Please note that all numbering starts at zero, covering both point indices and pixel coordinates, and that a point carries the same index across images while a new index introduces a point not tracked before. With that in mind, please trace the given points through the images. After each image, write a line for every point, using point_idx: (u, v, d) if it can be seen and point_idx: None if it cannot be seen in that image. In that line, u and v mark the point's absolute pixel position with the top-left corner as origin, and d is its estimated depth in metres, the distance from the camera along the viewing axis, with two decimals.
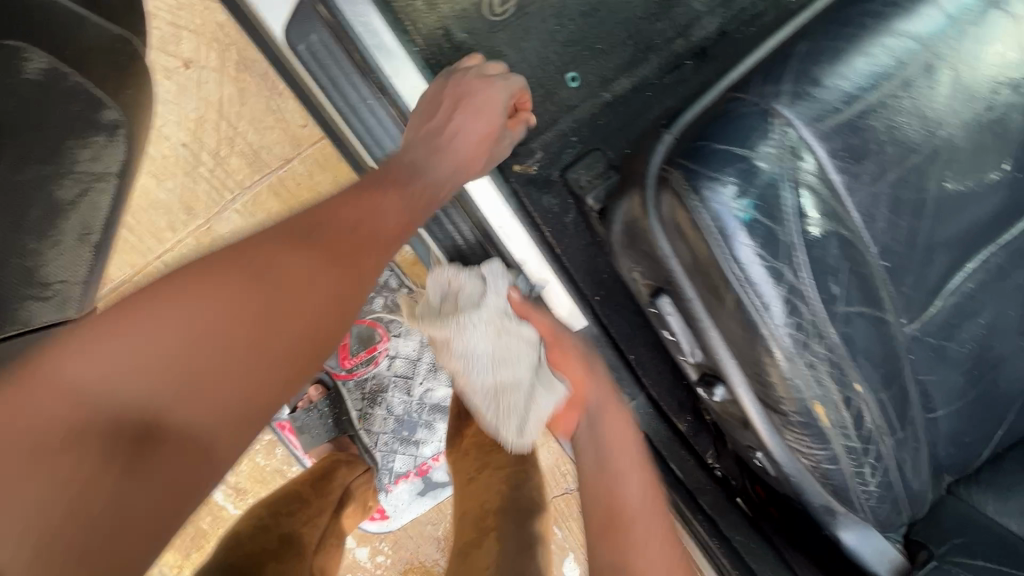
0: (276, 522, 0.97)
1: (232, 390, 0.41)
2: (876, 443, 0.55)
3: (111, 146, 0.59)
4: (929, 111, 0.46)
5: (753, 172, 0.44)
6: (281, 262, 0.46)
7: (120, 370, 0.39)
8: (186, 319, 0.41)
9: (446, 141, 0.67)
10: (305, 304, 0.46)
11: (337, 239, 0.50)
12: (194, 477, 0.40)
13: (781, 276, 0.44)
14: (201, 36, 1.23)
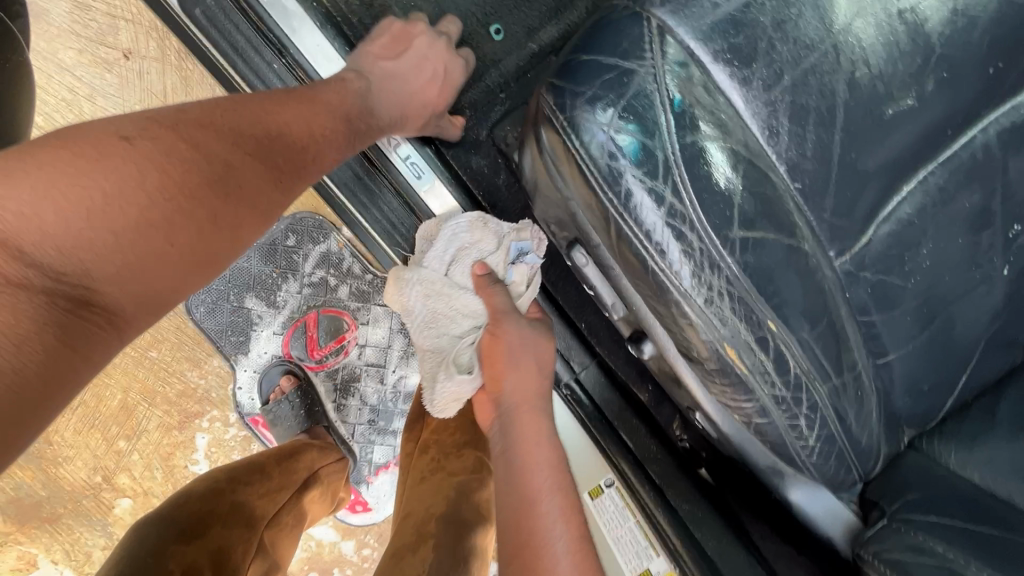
0: (234, 488, 0.93)
1: (108, 284, 0.39)
2: (809, 390, 0.50)
3: None
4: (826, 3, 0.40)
5: (624, 80, 0.38)
6: (214, 157, 0.44)
7: (63, 242, 0.37)
8: (90, 192, 0.38)
9: (393, 86, 0.66)
10: (219, 206, 0.44)
11: (250, 143, 0.47)
12: (68, 372, 0.37)
13: (662, 197, 0.39)
14: (140, 25, 1.20)
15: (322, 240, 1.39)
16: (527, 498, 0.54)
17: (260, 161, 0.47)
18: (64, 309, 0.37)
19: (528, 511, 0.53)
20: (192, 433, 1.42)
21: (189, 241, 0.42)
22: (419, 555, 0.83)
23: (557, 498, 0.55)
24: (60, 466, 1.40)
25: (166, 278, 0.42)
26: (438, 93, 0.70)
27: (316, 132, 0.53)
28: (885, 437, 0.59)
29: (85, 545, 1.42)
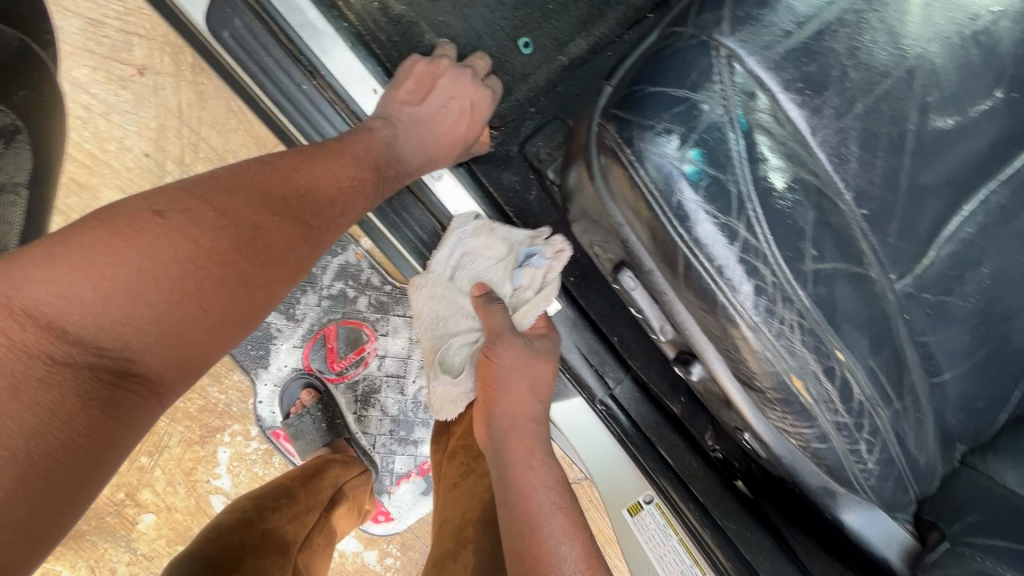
0: (262, 517, 0.94)
1: (144, 358, 0.40)
2: (870, 416, 0.49)
3: (13, 155, 0.55)
4: (898, 28, 0.39)
5: (694, 115, 0.38)
6: (242, 221, 0.45)
7: (98, 322, 0.38)
8: (114, 272, 0.39)
9: (417, 129, 0.66)
10: (249, 269, 0.44)
11: (284, 201, 0.48)
12: (119, 437, 0.39)
13: (734, 233, 0.38)
14: (153, 41, 1.19)
15: (340, 252, 1.38)
16: (528, 512, 0.58)
17: (286, 216, 0.48)
18: (103, 382, 0.38)
19: (530, 526, 0.57)
20: (213, 448, 1.42)
21: (221, 307, 0.43)
22: (460, 562, 0.82)
23: (551, 509, 0.58)
24: None
25: (205, 345, 0.43)
26: (464, 129, 0.71)
27: (341, 184, 0.54)
28: (939, 456, 0.58)
29: (110, 561, 1.42)
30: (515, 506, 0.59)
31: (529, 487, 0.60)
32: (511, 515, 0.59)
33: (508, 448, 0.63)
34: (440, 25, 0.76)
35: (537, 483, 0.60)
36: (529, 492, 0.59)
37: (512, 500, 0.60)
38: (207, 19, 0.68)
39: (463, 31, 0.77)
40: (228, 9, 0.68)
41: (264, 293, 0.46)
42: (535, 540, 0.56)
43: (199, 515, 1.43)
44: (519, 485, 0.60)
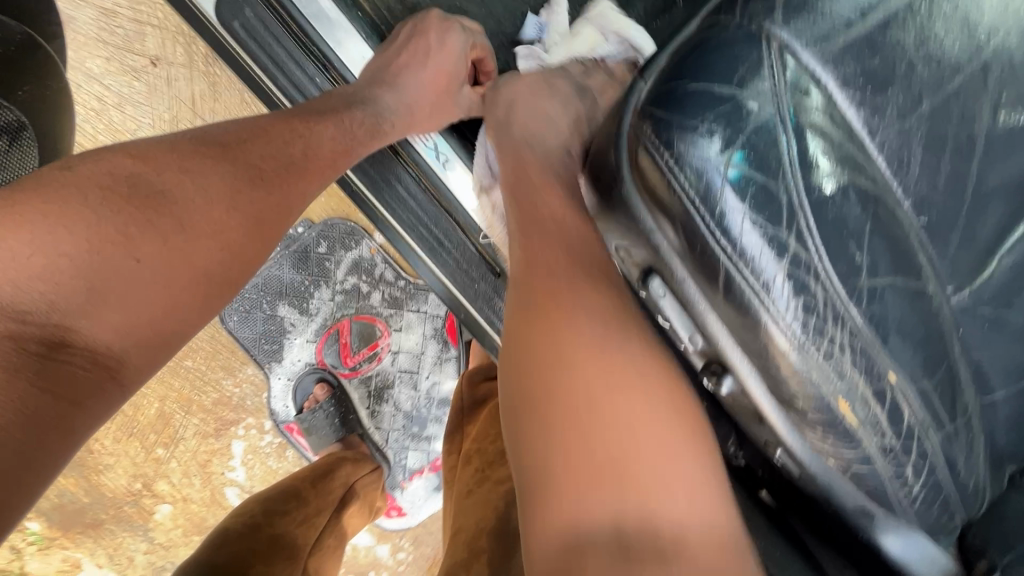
0: (271, 522, 0.92)
1: (84, 323, 0.38)
2: (919, 438, 0.45)
3: (21, 152, 0.52)
4: (972, 18, 0.35)
5: (742, 115, 0.35)
6: (176, 177, 0.43)
7: (38, 281, 0.36)
8: (66, 227, 0.38)
9: (396, 82, 0.62)
10: (194, 219, 0.42)
11: (264, 162, 0.48)
12: (69, 418, 0.36)
13: (784, 246, 0.35)
14: (166, 30, 1.17)
15: (353, 247, 1.36)
16: (591, 421, 0.40)
17: (235, 165, 0.46)
18: (39, 357, 0.35)
19: (598, 443, 0.39)
20: (228, 440, 1.42)
21: (165, 260, 0.41)
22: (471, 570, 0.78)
23: (640, 408, 0.41)
24: (101, 473, 1.40)
25: (165, 303, 0.41)
26: (448, 82, 0.66)
27: (310, 147, 0.52)
28: (988, 479, 0.54)
29: (127, 549, 1.43)
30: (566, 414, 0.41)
31: (595, 389, 0.42)
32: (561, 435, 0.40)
33: (548, 349, 0.44)
34: (459, 13, 0.72)
35: (612, 379, 0.42)
36: (594, 394, 0.41)
37: (556, 413, 0.41)
38: (218, 8, 0.66)
39: (483, 19, 0.73)
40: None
41: (221, 244, 0.44)
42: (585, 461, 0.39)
43: (214, 507, 1.44)
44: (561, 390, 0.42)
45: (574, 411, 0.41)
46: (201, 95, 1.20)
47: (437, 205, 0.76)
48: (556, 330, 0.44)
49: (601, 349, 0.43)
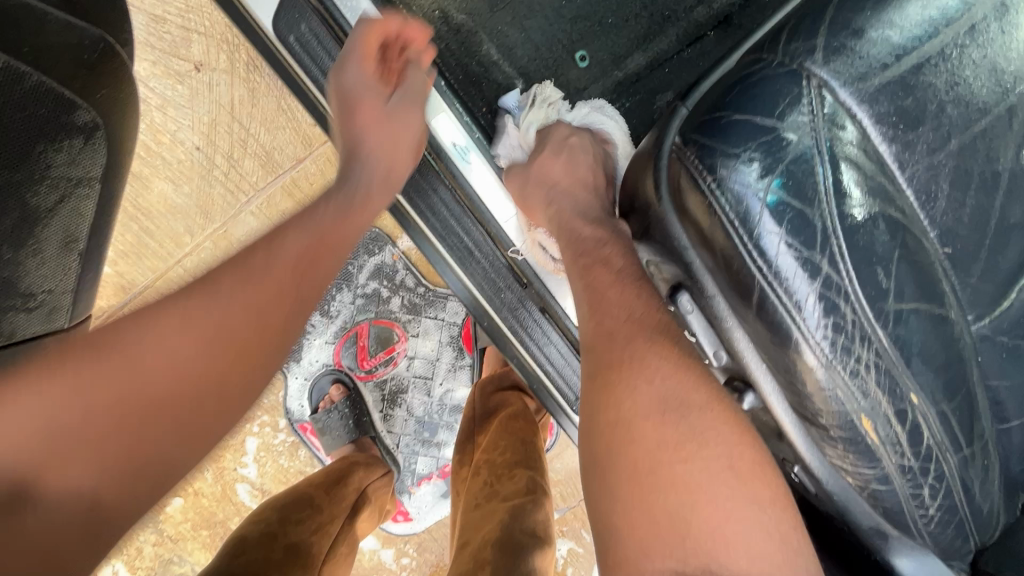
0: (285, 530, 0.94)
1: (68, 478, 0.41)
2: (937, 459, 0.47)
3: (90, 149, 0.55)
4: (999, 65, 0.38)
5: (781, 145, 0.37)
6: (130, 342, 0.44)
7: (55, 415, 0.41)
8: (75, 389, 0.42)
9: (369, 122, 0.65)
10: (232, 337, 0.46)
11: (301, 258, 0.52)
12: (153, 478, 0.44)
13: (818, 269, 0.38)
14: (211, 37, 1.23)
15: (377, 252, 1.39)
16: (660, 490, 0.46)
17: (194, 333, 0.45)
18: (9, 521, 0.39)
19: (668, 509, 0.45)
20: (242, 436, 1.45)
21: (192, 360, 0.44)
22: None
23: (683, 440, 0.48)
24: None
25: (215, 403, 0.46)
26: (408, 128, 0.66)
27: (339, 226, 0.56)
28: (1003, 505, 0.55)
29: (136, 540, 1.45)
30: (641, 484, 0.46)
31: (661, 463, 0.46)
32: (641, 500, 0.46)
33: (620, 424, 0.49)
34: (500, 35, 0.76)
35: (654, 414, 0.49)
36: (666, 472, 0.46)
37: (635, 483, 0.46)
38: (275, 22, 0.70)
39: (521, 42, 0.77)
40: (296, 14, 0.69)
41: (245, 316, 0.47)
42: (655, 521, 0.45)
43: (224, 503, 1.46)
44: (634, 466, 0.47)
45: (645, 482, 0.46)
46: (240, 100, 1.26)
47: (470, 217, 0.78)
48: (623, 406, 0.49)
49: (670, 427, 0.48)
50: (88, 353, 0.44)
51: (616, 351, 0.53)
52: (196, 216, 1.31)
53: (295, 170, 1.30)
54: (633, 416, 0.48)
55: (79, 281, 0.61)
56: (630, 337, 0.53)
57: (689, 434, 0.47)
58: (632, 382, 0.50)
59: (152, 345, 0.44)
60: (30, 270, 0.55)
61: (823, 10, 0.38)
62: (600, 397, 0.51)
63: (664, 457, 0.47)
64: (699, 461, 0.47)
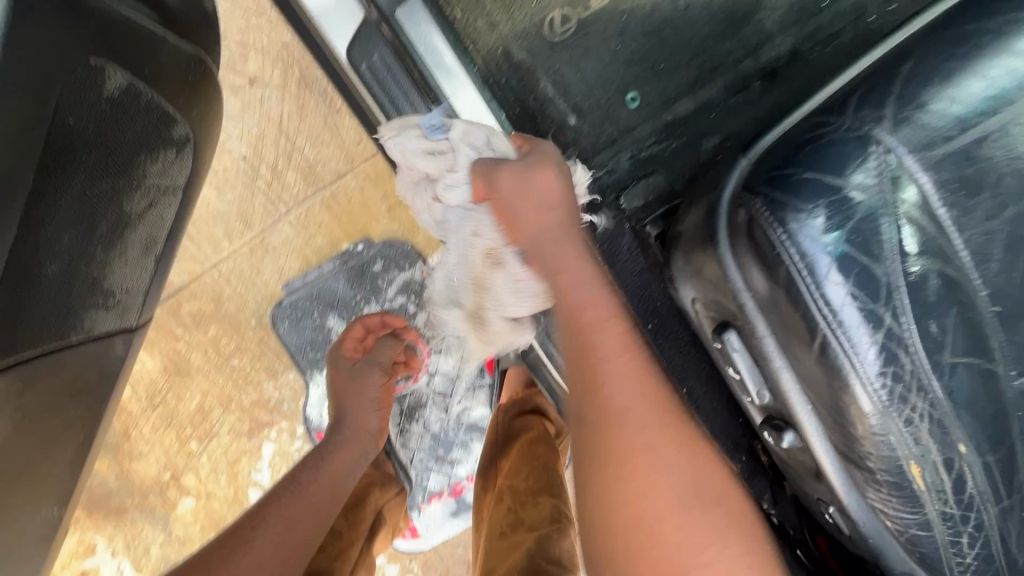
0: (305, 565, 0.96)
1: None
2: (977, 510, 0.48)
3: (180, 160, 0.59)
4: None
5: (847, 203, 0.41)
6: (258, 533, 0.76)
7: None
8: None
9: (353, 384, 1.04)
10: (303, 513, 0.82)
11: (330, 505, 0.88)
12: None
13: (880, 320, 0.40)
14: (267, 54, 1.28)
15: (407, 268, 1.41)
16: (648, 540, 0.45)
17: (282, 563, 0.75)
18: None
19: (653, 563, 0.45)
20: (259, 441, 1.46)
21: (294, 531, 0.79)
22: None
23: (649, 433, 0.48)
24: (134, 460, 1.44)
25: (304, 533, 0.80)
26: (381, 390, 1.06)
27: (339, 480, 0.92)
28: None
29: (144, 539, 1.46)
30: (632, 534, 0.46)
31: (652, 518, 0.46)
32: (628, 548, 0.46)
33: (616, 469, 0.47)
34: (557, 75, 0.80)
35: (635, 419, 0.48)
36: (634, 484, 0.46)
37: (624, 534, 0.46)
38: (348, 50, 0.74)
39: (576, 80, 0.81)
40: (370, 43, 0.73)
41: (324, 504, 0.86)
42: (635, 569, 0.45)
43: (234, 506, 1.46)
44: (622, 516, 0.46)
45: (637, 537, 0.46)
46: (289, 115, 1.31)
47: None
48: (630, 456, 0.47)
49: (669, 481, 0.47)
50: (226, 551, 0.72)
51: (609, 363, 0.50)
52: (236, 223, 1.35)
53: (335, 185, 1.34)
54: (636, 454, 0.47)
55: (151, 279, 0.66)
56: (633, 383, 0.49)
57: (682, 489, 0.47)
58: (634, 429, 0.47)
59: (256, 558, 0.73)
60: (115, 272, 0.58)
61: (891, 82, 0.42)
62: (602, 442, 0.48)
63: (652, 509, 0.46)
64: (686, 514, 0.46)
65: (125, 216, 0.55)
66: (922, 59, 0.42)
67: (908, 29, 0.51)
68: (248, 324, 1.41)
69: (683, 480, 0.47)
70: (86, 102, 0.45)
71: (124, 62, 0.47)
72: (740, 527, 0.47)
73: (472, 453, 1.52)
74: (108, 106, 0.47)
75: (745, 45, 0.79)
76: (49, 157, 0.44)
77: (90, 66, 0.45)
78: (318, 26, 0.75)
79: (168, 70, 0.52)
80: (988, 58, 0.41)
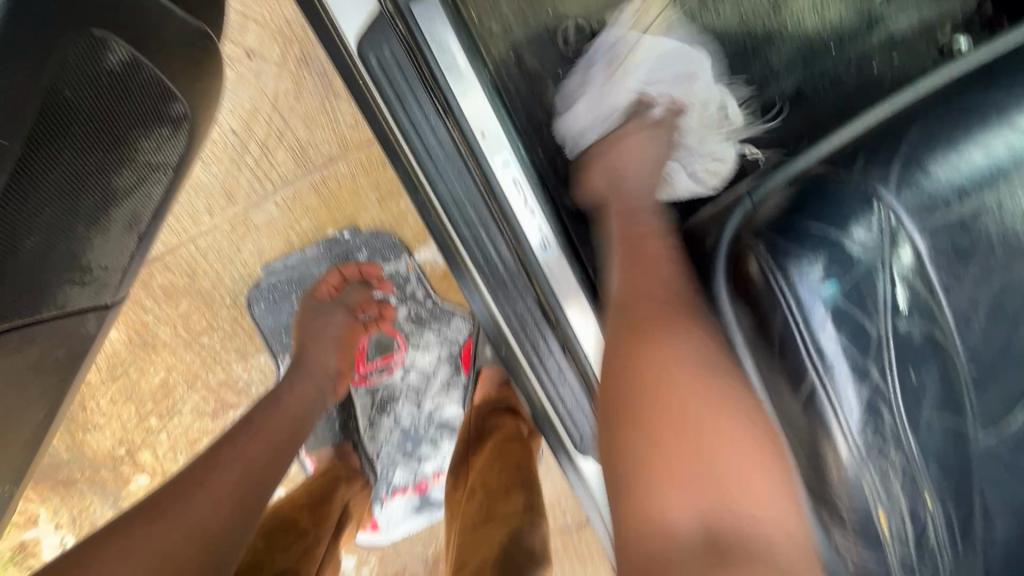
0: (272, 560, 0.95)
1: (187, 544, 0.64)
2: (936, 561, 0.50)
3: (174, 138, 0.56)
4: None
5: (846, 256, 0.42)
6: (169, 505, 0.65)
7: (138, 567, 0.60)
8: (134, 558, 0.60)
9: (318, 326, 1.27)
10: (236, 466, 0.72)
11: (278, 438, 0.80)
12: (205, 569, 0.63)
13: (867, 374, 0.42)
14: (268, 28, 1.23)
15: (393, 260, 1.38)
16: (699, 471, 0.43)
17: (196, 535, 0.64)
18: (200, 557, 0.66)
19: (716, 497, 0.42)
20: (221, 423, 1.42)
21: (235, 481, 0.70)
22: None
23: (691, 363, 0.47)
24: (88, 432, 1.39)
25: (260, 480, 0.73)
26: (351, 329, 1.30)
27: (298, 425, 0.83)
28: None
29: (91, 514, 1.40)
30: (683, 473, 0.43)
31: (682, 420, 0.44)
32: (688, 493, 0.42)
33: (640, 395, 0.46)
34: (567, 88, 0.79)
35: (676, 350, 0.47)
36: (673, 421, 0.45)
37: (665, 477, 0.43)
38: (359, 41, 0.73)
39: None
40: (382, 37, 0.72)
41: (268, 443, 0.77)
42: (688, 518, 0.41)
43: None
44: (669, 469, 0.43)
45: (663, 433, 0.44)
46: (284, 93, 1.27)
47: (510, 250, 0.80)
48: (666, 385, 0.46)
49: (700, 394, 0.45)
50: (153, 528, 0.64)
51: (651, 315, 0.50)
52: (218, 198, 1.31)
53: (326, 169, 1.31)
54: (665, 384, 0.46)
55: (132, 256, 0.63)
56: (660, 278, 0.53)
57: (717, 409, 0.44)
58: (667, 346, 0.47)
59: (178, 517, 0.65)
60: (95, 248, 0.55)
61: (900, 145, 0.44)
62: (646, 376, 0.47)
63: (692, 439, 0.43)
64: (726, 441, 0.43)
65: (115, 190, 0.53)
66: (928, 127, 0.44)
67: (913, 90, 0.52)
68: (222, 302, 1.37)
69: (719, 391, 0.45)
70: (86, 73, 0.44)
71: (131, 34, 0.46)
72: (769, 447, 0.44)
73: (441, 450, 1.50)
74: (110, 78, 0.46)
75: (753, 78, 0.79)
76: (43, 129, 0.42)
77: (95, 35, 0.43)
78: (329, 10, 0.74)
79: (165, 40, 0.50)
80: (987, 132, 0.44)
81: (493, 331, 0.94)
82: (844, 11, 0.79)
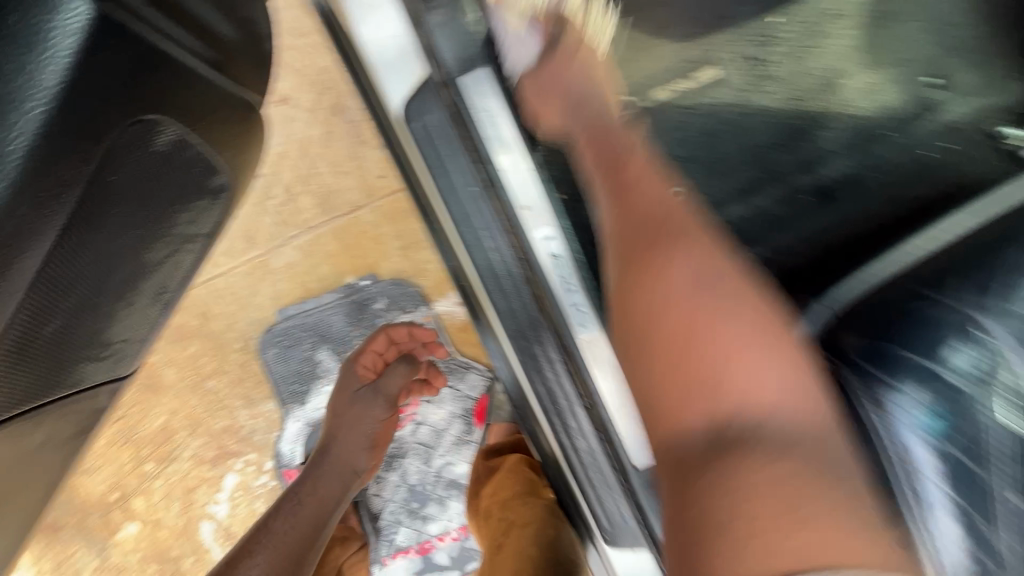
0: None
1: None
2: None
3: (211, 209, 0.53)
4: None
5: (939, 379, 0.45)
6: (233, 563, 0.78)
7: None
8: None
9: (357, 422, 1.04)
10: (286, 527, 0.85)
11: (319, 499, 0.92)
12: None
13: (964, 498, 0.44)
14: (303, 76, 1.23)
15: (410, 310, 1.33)
16: (774, 507, 0.38)
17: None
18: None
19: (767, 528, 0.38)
20: (220, 471, 1.34)
21: (307, 528, 0.87)
22: None
23: (795, 537, 0.37)
24: (80, 475, 1.31)
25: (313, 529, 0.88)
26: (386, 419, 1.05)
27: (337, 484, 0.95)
28: None
29: (75, 563, 1.31)
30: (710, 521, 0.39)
31: (752, 481, 0.40)
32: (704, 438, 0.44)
33: (703, 438, 0.44)
34: None
35: (821, 518, 0.38)
36: (746, 525, 0.38)
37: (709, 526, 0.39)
38: (405, 107, 0.70)
39: None
40: (428, 103, 0.70)
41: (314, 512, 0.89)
42: (729, 524, 0.39)
43: (183, 538, 1.33)
44: (698, 425, 0.45)
45: (718, 512, 0.40)
46: (314, 139, 1.26)
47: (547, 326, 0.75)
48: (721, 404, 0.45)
49: (740, 381, 0.45)
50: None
51: (758, 456, 0.42)
52: (238, 240, 1.29)
53: (350, 217, 1.30)
54: (750, 526, 0.38)
55: (154, 324, 0.60)
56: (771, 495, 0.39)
57: (778, 423, 0.44)
58: (716, 400, 0.45)
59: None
60: (118, 321, 0.52)
61: (988, 271, 0.46)
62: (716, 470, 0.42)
63: (787, 498, 0.39)
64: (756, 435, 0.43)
65: (145, 264, 0.50)
66: (1011, 254, 0.46)
67: (995, 196, 0.53)
68: (232, 345, 1.33)
69: (792, 485, 0.40)
70: (131, 157, 0.41)
71: (185, 115, 0.43)
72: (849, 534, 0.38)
73: (448, 510, 1.39)
74: (156, 159, 0.43)
75: (802, 160, 0.78)
76: (79, 217, 0.39)
77: (147, 120, 0.40)
78: (374, 74, 0.72)
79: (216, 116, 0.48)
80: None
81: (519, 402, 0.90)
82: (895, 96, 0.79)
